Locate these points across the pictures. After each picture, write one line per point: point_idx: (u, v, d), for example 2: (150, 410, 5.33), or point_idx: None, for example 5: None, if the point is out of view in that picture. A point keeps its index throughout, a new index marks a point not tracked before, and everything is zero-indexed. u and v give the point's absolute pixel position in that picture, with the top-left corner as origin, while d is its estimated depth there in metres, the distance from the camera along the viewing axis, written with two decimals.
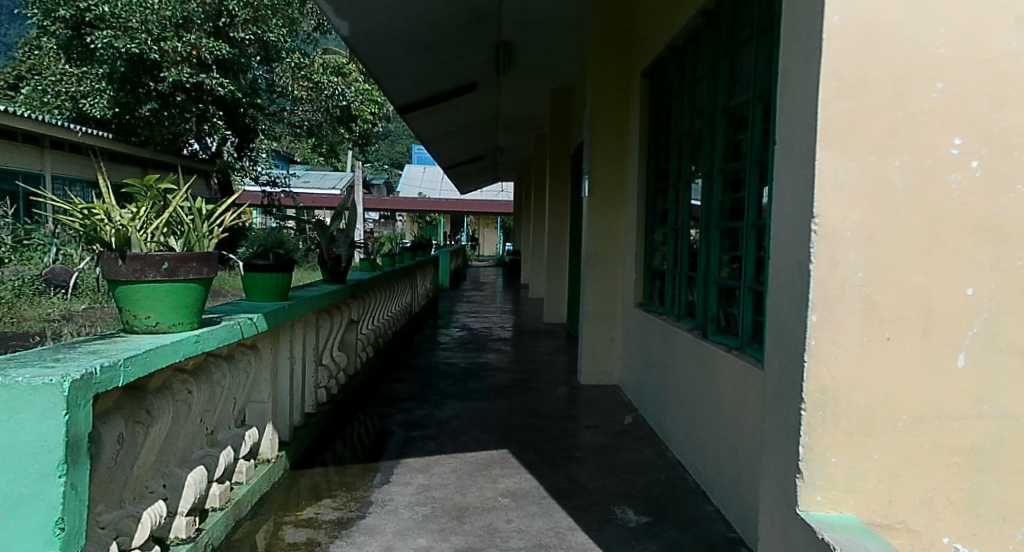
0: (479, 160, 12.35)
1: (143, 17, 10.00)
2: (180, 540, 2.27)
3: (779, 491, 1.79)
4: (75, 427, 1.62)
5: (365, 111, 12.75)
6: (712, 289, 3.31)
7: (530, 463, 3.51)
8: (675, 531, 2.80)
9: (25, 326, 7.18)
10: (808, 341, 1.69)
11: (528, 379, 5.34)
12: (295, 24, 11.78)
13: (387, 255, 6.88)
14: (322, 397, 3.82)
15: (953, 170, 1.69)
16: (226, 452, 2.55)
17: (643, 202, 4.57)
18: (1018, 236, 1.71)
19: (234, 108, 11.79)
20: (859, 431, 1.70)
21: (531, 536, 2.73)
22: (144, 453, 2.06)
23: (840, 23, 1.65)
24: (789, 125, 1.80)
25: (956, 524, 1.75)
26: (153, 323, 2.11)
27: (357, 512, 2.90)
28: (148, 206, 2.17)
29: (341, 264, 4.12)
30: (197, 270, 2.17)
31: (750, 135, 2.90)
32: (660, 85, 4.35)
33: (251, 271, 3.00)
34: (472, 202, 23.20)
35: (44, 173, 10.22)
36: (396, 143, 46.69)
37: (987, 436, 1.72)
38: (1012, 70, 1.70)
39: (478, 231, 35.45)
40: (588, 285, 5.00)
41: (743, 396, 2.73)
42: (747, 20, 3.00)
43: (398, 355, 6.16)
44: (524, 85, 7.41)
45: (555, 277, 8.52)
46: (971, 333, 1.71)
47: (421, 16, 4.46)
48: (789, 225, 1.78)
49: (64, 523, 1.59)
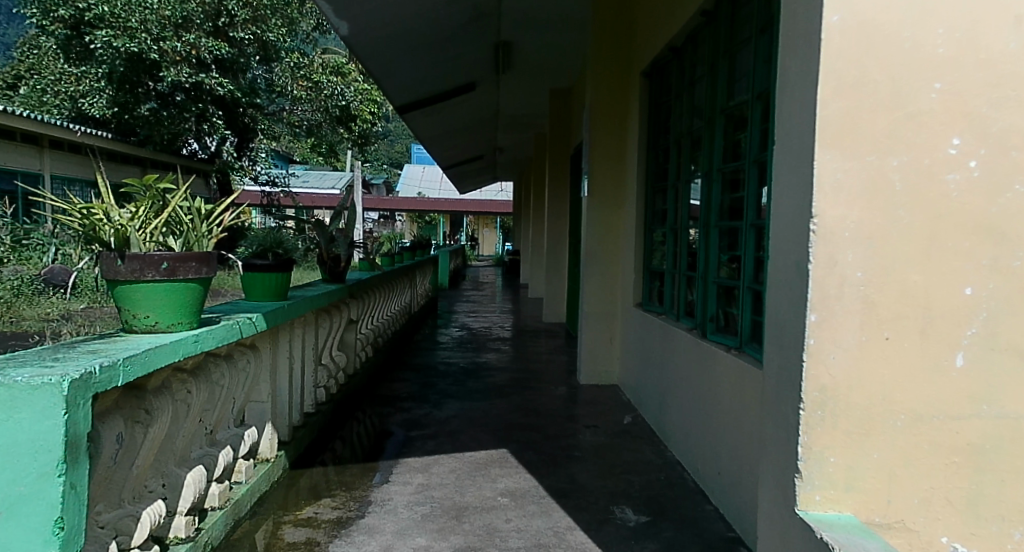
0: (478, 159, 12.35)
1: (143, 16, 9.96)
2: (180, 540, 2.27)
3: (779, 490, 1.79)
4: (74, 426, 1.62)
5: (365, 111, 12.75)
6: (711, 289, 3.31)
7: (530, 463, 3.51)
8: (674, 531, 2.80)
9: (25, 326, 7.18)
10: (807, 341, 1.69)
11: (527, 379, 5.34)
12: (295, 24, 11.78)
13: (387, 254, 6.88)
14: (321, 396, 3.82)
15: (951, 170, 1.69)
16: (226, 452, 2.55)
17: (643, 202, 4.57)
18: (1017, 236, 1.71)
19: (234, 107, 11.81)
20: (858, 430, 1.70)
21: (531, 536, 2.73)
22: (143, 453, 2.06)
23: (839, 22, 1.65)
24: (788, 125, 1.80)
25: (955, 523, 1.75)
26: (152, 323, 2.11)
27: (356, 512, 2.90)
28: (148, 206, 2.17)
29: (340, 263, 4.12)
30: (197, 269, 2.17)
31: (749, 134, 2.89)
32: (659, 85, 4.35)
33: (251, 271, 3.00)
34: (472, 202, 23.20)
35: (43, 172, 10.21)
36: (395, 143, 46.69)
37: (986, 436, 1.72)
38: (1011, 70, 1.70)
39: (478, 231, 35.45)
40: (588, 284, 5.00)
41: (742, 396, 2.73)
42: (746, 19, 3.00)
43: (398, 355, 6.16)
44: (524, 85, 7.42)
45: (555, 276, 8.52)
46: (969, 333, 1.71)
47: (421, 16, 4.47)
48: (788, 225, 1.78)
49: (64, 522, 1.59)
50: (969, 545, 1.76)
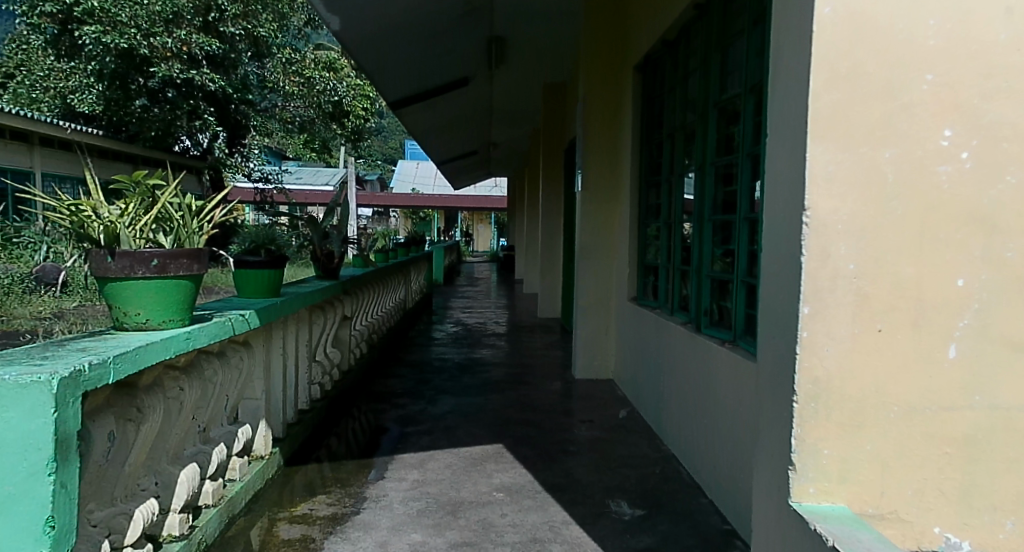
0: (472, 155, 12.38)
1: (132, 12, 9.93)
2: (174, 538, 2.26)
3: (774, 481, 1.78)
4: (63, 424, 1.60)
5: (357, 106, 12.70)
6: (705, 282, 3.30)
7: (525, 457, 3.51)
8: (670, 524, 2.81)
9: (16, 324, 7.07)
10: (801, 333, 1.68)
11: (523, 374, 5.33)
12: (285, 19, 11.68)
13: (382, 252, 6.91)
14: (315, 393, 3.83)
15: (942, 162, 1.69)
16: (219, 450, 2.55)
17: (637, 194, 4.56)
18: (1010, 227, 1.71)
19: (225, 103, 11.83)
20: (852, 422, 1.70)
21: (526, 531, 2.73)
22: (134, 451, 2.05)
23: (831, 14, 1.65)
24: (780, 118, 1.79)
25: (947, 514, 1.75)
26: (143, 321, 2.10)
27: (351, 508, 2.89)
28: (137, 202, 2.14)
29: (333, 259, 4.09)
30: (187, 267, 2.14)
31: (742, 129, 2.89)
32: (652, 79, 4.35)
33: (243, 268, 2.98)
34: (467, 198, 23.04)
35: (34, 170, 10.14)
36: (389, 141, 46.61)
37: (979, 426, 1.73)
38: (1001, 61, 1.70)
39: (472, 227, 34.96)
40: (582, 279, 5.02)
41: (738, 387, 2.72)
42: (738, 12, 3.00)
43: (393, 351, 6.16)
44: (517, 80, 7.39)
45: (550, 272, 8.49)
46: (961, 325, 1.71)
47: (411, 11, 4.44)
48: (782, 216, 1.77)
49: (55, 521, 1.58)
50: (962, 536, 1.76)
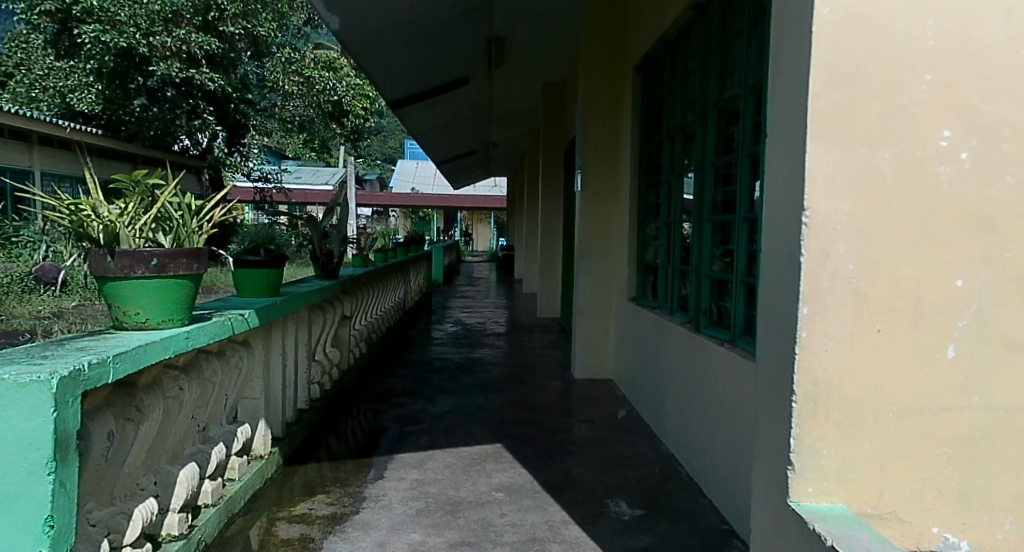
0: (472, 155, 12.38)
1: (132, 11, 9.90)
2: (173, 537, 2.26)
3: (772, 481, 1.79)
4: (63, 424, 1.60)
5: (357, 106, 12.70)
6: (704, 282, 3.30)
7: (524, 457, 3.51)
8: (669, 524, 2.81)
9: (15, 323, 7.07)
10: (799, 333, 1.69)
11: (522, 374, 5.34)
12: (284, 18, 11.69)
13: (381, 252, 6.91)
14: (315, 392, 3.83)
15: (942, 162, 1.69)
16: (218, 449, 2.55)
17: (637, 193, 4.56)
18: (1009, 227, 1.71)
19: (225, 102, 11.86)
20: (850, 422, 1.70)
21: (526, 531, 2.73)
22: (134, 450, 2.05)
23: (831, 14, 1.65)
24: (780, 117, 1.79)
25: (946, 513, 1.75)
26: (143, 320, 2.10)
27: (350, 508, 2.89)
28: (137, 202, 2.14)
29: (333, 259, 4.08)
30: (187, 266, 2.14)
31: (741, 129, 2.89)
32: (652, 78, 4.35)
33: (242, 267, 2.98)
34: (466, 198, 23.03)
35: (33, 169, 10.14)
36: (389, 140, 46.57)
37: (979, 426, 1.73)
38: (999, 62, 1.70)
39: (472, 227, 34.95)
40: (582, 279, 5.02)
41: (737, 387, 2.72)
42: (738, 11, 3.00)
43: (392, 350, 6.16)
44: (517, 80, 7.39)
45: (549, 272, 8.49)
46: (960, 325, 1.71)
47: (411, 10, 4.44)
48: (781, 216, 1.77)
49: (54, 520, 1.58)
50: (962, 536, 1.76)
